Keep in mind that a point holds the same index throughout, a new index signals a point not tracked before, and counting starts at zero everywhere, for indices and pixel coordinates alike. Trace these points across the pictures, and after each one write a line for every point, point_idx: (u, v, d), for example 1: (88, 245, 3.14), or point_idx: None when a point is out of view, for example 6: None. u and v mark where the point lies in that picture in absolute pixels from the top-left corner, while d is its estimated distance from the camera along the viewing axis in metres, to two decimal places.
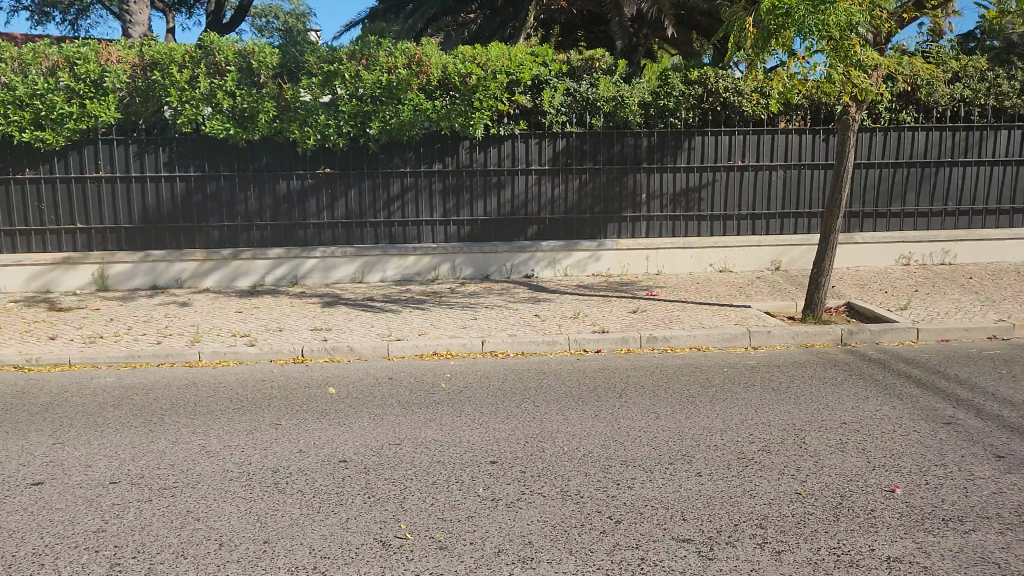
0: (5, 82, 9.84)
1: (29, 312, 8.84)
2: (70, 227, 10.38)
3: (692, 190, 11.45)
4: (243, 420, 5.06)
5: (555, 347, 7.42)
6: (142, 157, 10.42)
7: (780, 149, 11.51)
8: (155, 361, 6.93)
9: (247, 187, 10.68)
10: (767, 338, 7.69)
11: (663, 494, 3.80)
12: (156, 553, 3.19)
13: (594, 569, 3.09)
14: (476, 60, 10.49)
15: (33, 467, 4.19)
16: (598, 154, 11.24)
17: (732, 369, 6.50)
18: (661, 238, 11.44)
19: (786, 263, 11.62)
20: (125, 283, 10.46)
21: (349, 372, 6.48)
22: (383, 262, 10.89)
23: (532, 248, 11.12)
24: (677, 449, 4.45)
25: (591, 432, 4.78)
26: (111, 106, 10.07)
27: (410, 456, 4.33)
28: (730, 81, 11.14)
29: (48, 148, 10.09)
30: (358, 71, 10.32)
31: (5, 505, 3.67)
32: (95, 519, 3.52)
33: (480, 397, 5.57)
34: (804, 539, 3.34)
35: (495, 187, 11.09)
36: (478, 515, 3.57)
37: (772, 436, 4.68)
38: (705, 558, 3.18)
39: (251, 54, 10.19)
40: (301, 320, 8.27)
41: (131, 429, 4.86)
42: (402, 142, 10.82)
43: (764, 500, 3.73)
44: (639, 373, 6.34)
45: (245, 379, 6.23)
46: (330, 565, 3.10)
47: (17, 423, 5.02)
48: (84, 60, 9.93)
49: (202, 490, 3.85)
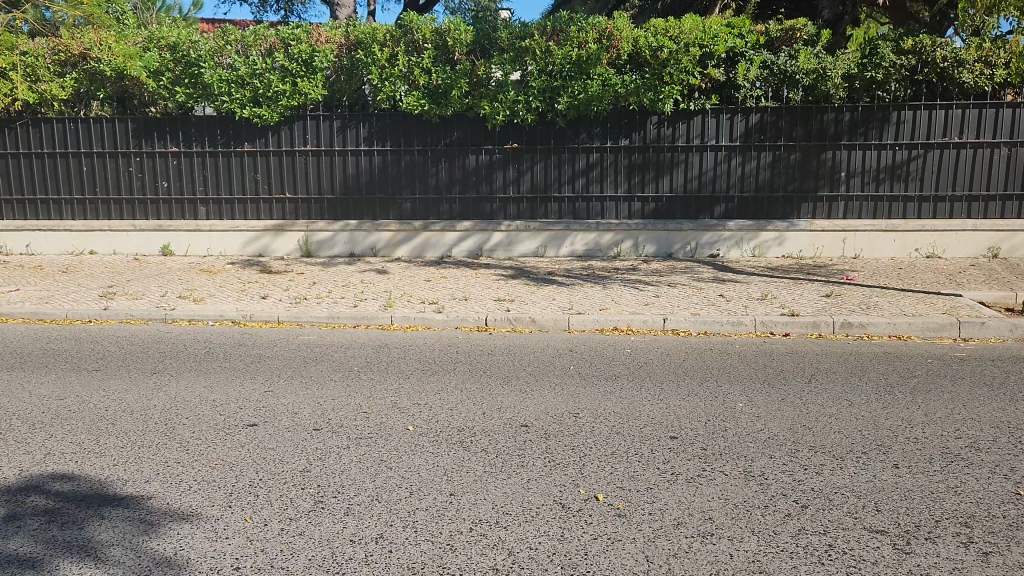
0: (230, 63, 10.84)
1: (244, 273, 9.71)
2: (281, 197, 11.26)
3: (898, 168, 10.66)
4: (431, 381, 5.32)
5: (740, 328, 7.21)
6: (345, 131, 11.08)
7: (1006, 124, 10.47)
8: (353, 322, 7.42)
9: (438, 161, 11.10)
10: (979, 329, 7.06)
11: (855, 483, 3.62)
12: (354, 495, 3.45)
13: (777, 551, 3.00)
14: (668, 33, 10.32)
15: (249, 409, 4.63)
16: (795, 130, 10.73)
17: (937, 360, 6.04)
18: (861, 219, 10.77)
19: (1006, 250, 10.63)
20: (327, 249, 11.25)
21: (531, 342, 6.64)
22: (566, 237, 11.00)
23: (719, 227, 10.82)
24: (871, 439, 4.21)
25: (778, 415, 4.61)
26: (318, 84, 10.80)
27: (589, 426, 4.38)
28: (950, 50, 10.29)
29: (264, 123, 10.99)
30: (550, 47, 10.45)
31: (228, 442, 4.09)
32: (302, 459, 3.85)
33: (661, 374, 5.53)
34: (1016, 543, 3.06)
35: (682, 164, 10.87)
36: (658, 487, 3.56)
37: (983, 433, 4.30)
38: (900, 551, 3.00)
39: (447, 32, 10.58)
40: (486, 290, 8.56)
41: (332, 383, 5.26)
42: (589, 117, 10.83)
43: (971, 499, 3.45)
44: (831, 360, 6.04)
45: (433, 343, 6.55)
46: (512, 521, 3.21)
47: (236, 370, 5.56)
48: (298, 41, 10.71)
49: (394, 443, 4.10)
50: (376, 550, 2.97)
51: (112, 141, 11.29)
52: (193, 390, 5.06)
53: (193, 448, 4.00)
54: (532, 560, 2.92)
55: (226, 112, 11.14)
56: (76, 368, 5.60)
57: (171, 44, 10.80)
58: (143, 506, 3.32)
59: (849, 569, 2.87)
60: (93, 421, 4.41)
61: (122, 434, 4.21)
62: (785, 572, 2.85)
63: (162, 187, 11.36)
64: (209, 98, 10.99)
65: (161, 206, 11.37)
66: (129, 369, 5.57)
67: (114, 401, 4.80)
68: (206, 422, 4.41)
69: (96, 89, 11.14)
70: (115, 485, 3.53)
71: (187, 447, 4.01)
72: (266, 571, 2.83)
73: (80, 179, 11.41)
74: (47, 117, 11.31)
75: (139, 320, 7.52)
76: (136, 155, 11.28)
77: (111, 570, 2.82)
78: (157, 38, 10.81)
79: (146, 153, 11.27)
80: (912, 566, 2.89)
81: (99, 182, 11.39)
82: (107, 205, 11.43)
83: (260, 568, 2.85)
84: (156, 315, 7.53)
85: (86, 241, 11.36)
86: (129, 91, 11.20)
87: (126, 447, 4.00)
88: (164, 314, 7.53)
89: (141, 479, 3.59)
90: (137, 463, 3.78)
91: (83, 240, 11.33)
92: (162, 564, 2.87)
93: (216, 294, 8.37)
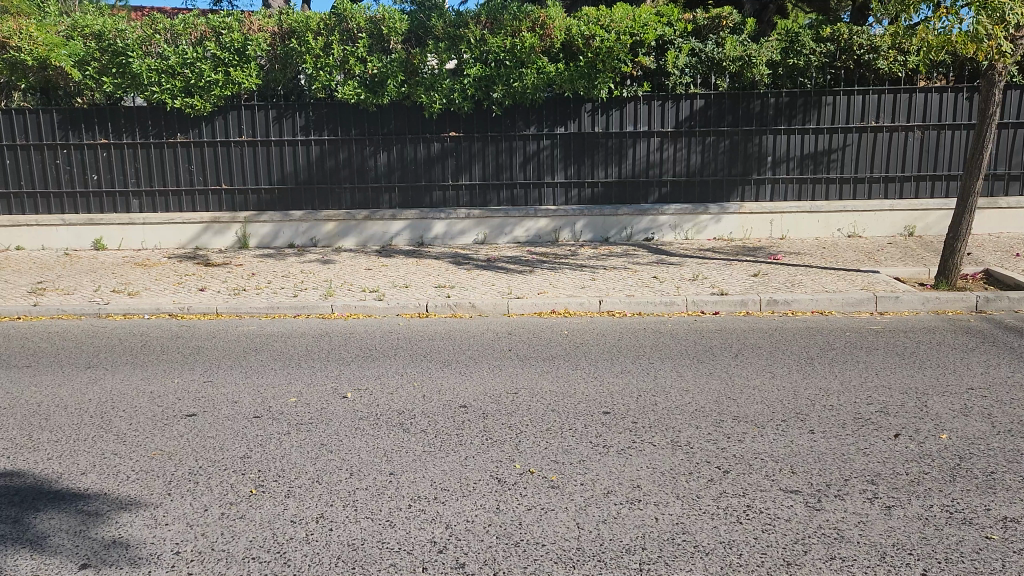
0: (159, 52, 10.60)
1: (181, 266, 9.56)
2: (217, 188, 11.10)
3: (821, 153, 11.04)
4: (371, 367, 5.37)
5: (673, 308, 7.42)
6: (281, 121, 10.97)
7: (919, 109, 10.92)
8: (292, 312, 7.41)
9: (376, 151, 11.08)
10: (894, 304, 7.40)
11: (773, 448, 3.81)
12: (293, 479, 3.49)
13: (700, 513, 3.16)
14: (600, 22, 10.45)
15: (188, 400, 4.62)
16: (723, 117, 11.02)
17: (855, 333, 6.32)
18: (787, 202, 11.12)
19: (921, 229, 11.08)
20: (267, 242, 11.13)
21: (471, 327, 6.72)
22: (506, 225, 11.09)
23: (655, 212, 11.04)
24: (791, 408, 4.41)
25: (706, 388, 4.80)
26: (252, 73, 10.65)
27: (526, 404, 4.50)
28: (865, 38, 10.66)
29: (196, 113, 10.78)
30: (483, 35, 10.51)
31: (166, 432, 4.09)
32: (242, 447, 3.87)
33: (597, 354, 5.69)
34: (916, 496, 3.28)
35: (617, 151, 11.05)
36: (590, 459, 3.69)
37: (892, 399, 4.55)
38: (813, 508, 3.19)
39: (381, 20, 10.55)
40: (426, 277, 8.61)
41: (273, 371, 5.27)
42: (525, 105, 10.92)
43: (878, 459, 3.67)
44: (758, 336, 6.27)
45: (374, 331, 6.59)
46: (449, 497, 3.31)
47: (174, 363, 5.52)
48: (229, 29, 10.54)
49: (333, 427, 4.15)
50: (316, 529, 3.03)
51: (38, 133, 10.96)
52: (130, 383, 5.02)
53: (130, 440, 3.99)
54: (467, 531, 3.02)
55: (157, 103, 10.91)
56: (7, 365, 5.49)
57: (96, 33, 10.50)
58: (79, 498, 3.31)
59: (765, 527, 3.04)
60: (27, 417, 4.35)
61: (57, 428, 4.17)
62: (706, 532, 3.01)
63: (91, 180, 11.08)
64: (139, 88, 10.72)
65: (92, 199, 11.11)
66: (63, 364, 5.49)
67: (48, 397, 4.73)
68: (144, 414, 4.40)
69: (17, 80, 10.74)
70: (51, 478, 3.51)
71: (124, 439, 3.99)
72: (207, 553, 2.88)
73: (5, 173, 11.06)
74: None
75: (72, 315, 7.38)
76: (64, 148, 10.99)
77: (50, 559, 2.83)
78: (81, 26, 10.49)
79: (73, 145, 10.98)
80: (823, 521, 3.08)
81: (24, 177, 11.06)
82: (34, 200, 11.10)
83: (201, 550, 2.89)
84: (89, 310, 7.39)
85: (12, 236, 11.01)
86: (54, 82, 10.87)
87: (62, 441, 3.97)
88: (97, 309, 7.40)
89: (77, 472, 3.58)
90: (73, 456, 3.76)
91: (9, 236, 10.99)
92: (100, 552, 2.88)
93: (152, 287, 8.25)
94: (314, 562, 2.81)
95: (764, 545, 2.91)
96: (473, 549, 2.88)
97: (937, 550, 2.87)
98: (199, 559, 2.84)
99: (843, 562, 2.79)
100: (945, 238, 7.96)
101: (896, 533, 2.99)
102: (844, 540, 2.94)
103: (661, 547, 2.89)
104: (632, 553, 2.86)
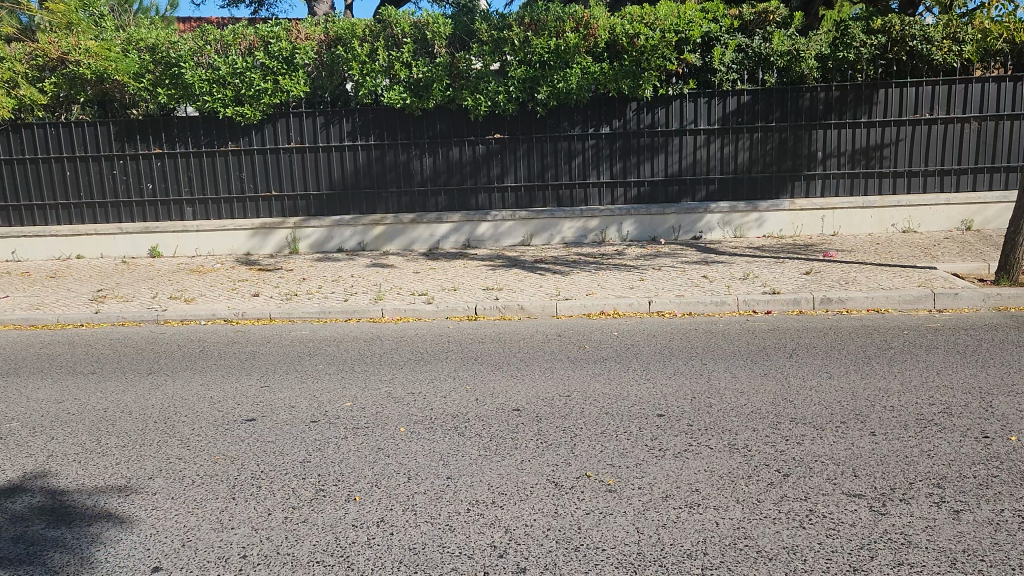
0: (210, 63, 10.82)
1: (234, 272, 9.75)
2: (267, 195, 11.29)
3: (873, 147, 10.84)
4: (423, 370, 5.42)
5: (724, 308, 7.35)
6: (328, 128, 11.11)
7: (975, 99, 10.68)
8: (344, 316, 7.51)
9: (422, 154, 11.16)
10: (953, 300, 7.25)
11: (833, 451, 3.75)
12: (353, 483, 3.54)
13: (761, 518, 3.12)
14: (644, 20, 10.40)
15: (247, 405, 4.71)
16: (771, 113, 10.88)
17: (913, 332, 6.18)
18: (838, 197, 10.94)
19: (979, 223, 10.82)
20: (317, 247, 11.30)
21: (521, 330, 6.74)
22: (552, 227, 11.09)
23: (702, 210, 10.93)
24: (850, 409, 4.33)
25: (762, 389, 4.75)
26: (300, 81, 10.82)
27: (579, 407, 4.50)
28: (918, 28, 10.47)
29: (246, 121, 10.98)
30: (527, 37, 10.52)
31: (227, 436, 4.18)
32: (302, 451, 3.94)
33: (648, 355, 5.67)
34: (985, 500, 3.20)
35: (664, 149, 10.98)
36: (647, 462, 3.67)
37: (955, 399, 4.45)
38: (877, 512, 3.14)
39: (426, 25, 10.64)
40: (474, 280, 8.66)
41: (327, 376, 5.35)
42: (570, 105, 10.91)
43: (943, 461, 3.59)
44: (812, 335, 6.18)
45: (424, 334, 6.65)
46: (507, 501, 3.32)
47: (231, 368, 5.63)
48: (277, 38, 10.72)
49: (390, 431, 4.19)
50: (378, 534, 3.08)
51: (96, 145, 11.27)
52: (191, 388, 5.13)
53: (194, 444, 4.08)
54: (527, 535, 3.03)
55: (209, 113, 11.14)
56: (72, 372, 5.66)
57: (149, 46, 10.75)
58: (148, 503, 3.40)
59: (829, 531, 3.00)
60: (94, 423, 4.48)
61: (123, 433, 4.28)
62: (768, 537, 2.98)
63: (147, 189, 11.36)
64: (191, 98, 10.97)
65: (148, 208, 11.38)
66: (127, 371, 5.64)
67: (113, 402, 4.86)
68: (205, 418, 4.50)
69: (76, 93, 11.10)
70: (120, 483, 3.61)
71: (187, 443, 4.09)
72: (272, 557, 2.93)
73: (65, 184, 11.37)
74: (27, 123, 11.23)
75: (131, 322, 7.58)
76: (120, 158, 11.28)
77: (123, 562, 2.92)
78: (136, 40, 10.75)
79: (129, 155, 11.27)
80: (888, 526, 3.03)
81: (83, 187, 11.36)
82: (93, 210, 11.41)
83: (267, 554, 2.95)
84: (147, 316, 7.58)
85: (72, 246, 11.34)
86: (110, 94, 11.17)
87: (128, 446, 4.08)
88: (156, 315, 7.59)
89: (145, 476, 3.67)
90: (140, 461, 3.86)
91: (71, 245, 11.33)
92: (170, 555, 2.96)
93: (207, 293, 8.43)
94: (377, 566, 2.84)
95: (828, 551, 2.87)
96: (533, 554, 2.90)
97: (1011, 556, 2.80)
98: (265, 562, 2.90)
99: (912, 568, 2.74)
100: (1005, 233, 7.75)
101: (966, 539, 2.92)
102: (911, 546, 2.88)
103: (723, 552, 2.87)
104: (694, 558, 2.84)
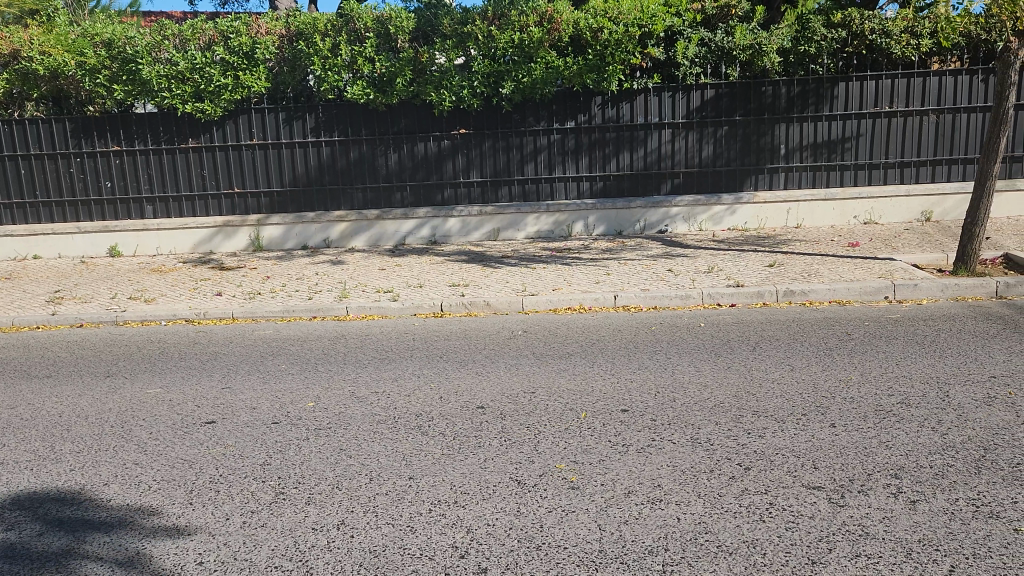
0: (168, 58, 10.64)
1: (197, 271, 9.61)
2: (229, 192, 11.14)
3: (835, 140, 10.97)
4: (388, 369, 5.38)
5: (689, 301, 7.38)
6: (291, 123, 10.98)
7: (933, 92, 10.84)
8: (308, 314, 7.44)
9: (387, 150, 11.07)
10: (913, 291, 7.35)
11: (794, 443, 3.78)
12: (314, 485, 3.51)
13: (721, 512, 3.14)
14: (608, 14, 10.43)
15: (207, 407, 4.64)
16: (735, 107, 10.96)
17: (875, 323, 6.26)
18: (801, 189, 11.06)
19: (938, 214, 10.99)
20: (280, 243, 11.17)
21: (486, 326, 6.72)
22: (519, 221, 11.09)
23: (668, 203, 10.97)
24: (811, 401, 4.38)
25: (724, 383, 4.79)
26: (261, 76, 10.67)
27: (543, 404, 4.49)
28: (877, 22, 10.61)
29: (207, 118, 10.82)
30: (491, 32, 10.49)
31: (186, 440, 4.12)
32: (262, 454, 3.89)
33: (613, 350, 5.68)
34: (940, 490, 3.25)
35: (630, 143, 11.01)
36: (610, 458, 3.68)
37: (913, 389, 4.51)
38: (835, 504, 3.17)
39: (388, 19, 10.56)
40: (440, 275, 8.61)
41: (290, 376, 5.29)
42: (535, 100, 10.90)
43: (902, 452, 3.64)
44: (775, 327, 6.23)
45: (389, 332, 6.61)
46: (469, 501, 3.30)
47: (191, 370, 5.55)
48: (237, 33, 10.57)
49: (351, 432, 4.15)
50: (338, 536, 3.05)
51: (51, 142, 11.03)
52: (149, 391, 5.05)
53: (151, 449, 4.01)
54: (489, 535, 3.02)
55: (168, 109, 10.96)
56: (27, 376, 5.54)
57: (106, 41, 10.57)
58: (102, 510, 3.33)
59: (789, 524, 3.02)
60: (48, 428, 4.38)
61: (78, 438, 4.19)
62: (729, 531, 2.99)
63: (105, 188, 11.16)
64: (149, 94, 10.80)
65: (106, 206, 11.17)
66: (83, 374, 5.53)
67: (69, 407, 4.77)
68: (164, 422, 4.42)
69: (29, 89, 10.90)
70: (74, 490, 3.54)
71: (145, 448, 4.02)
72: (230, 562, 2.89)
73: (20, 182, 11.14)
74: None
75: (90, 323, 7.44)
76: (77, 156, 11.06)
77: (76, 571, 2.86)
78: (91, 35, 10.57)
79: (86, 153, 11.05)
80: (847, 518, 3.06)
81: (39, 186, 11.13)
82: (49, 209, 11.18)
83: (224, 560, 2.91)
84: (106, 317, 7.44)
85: (29, 245, 11.09)
86: (66, 90, 10.99)
87: (83, 451, 4.00)
88: (115, 316, 7.45)
89: (100, 483, 3.60)
90: (95, 467, 3.79)
91: (26, 245, 11.08)
92: (124, 563, 2.91)
93: (168, 293, 8.29)
94: (336, 569, 2.82)
95: (788, 543, 2.89)
96: (495, 554, 2.88)
97: (965, 545, 2.84)
98: (223, 568, 2.85)
99: (868, 560, 2.77)
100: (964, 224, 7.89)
101: (922, 529, 2.96)
102: (869, 537, 2.92)
103: (683, 548, 2.88)
104: (655, 554, 2.85)
